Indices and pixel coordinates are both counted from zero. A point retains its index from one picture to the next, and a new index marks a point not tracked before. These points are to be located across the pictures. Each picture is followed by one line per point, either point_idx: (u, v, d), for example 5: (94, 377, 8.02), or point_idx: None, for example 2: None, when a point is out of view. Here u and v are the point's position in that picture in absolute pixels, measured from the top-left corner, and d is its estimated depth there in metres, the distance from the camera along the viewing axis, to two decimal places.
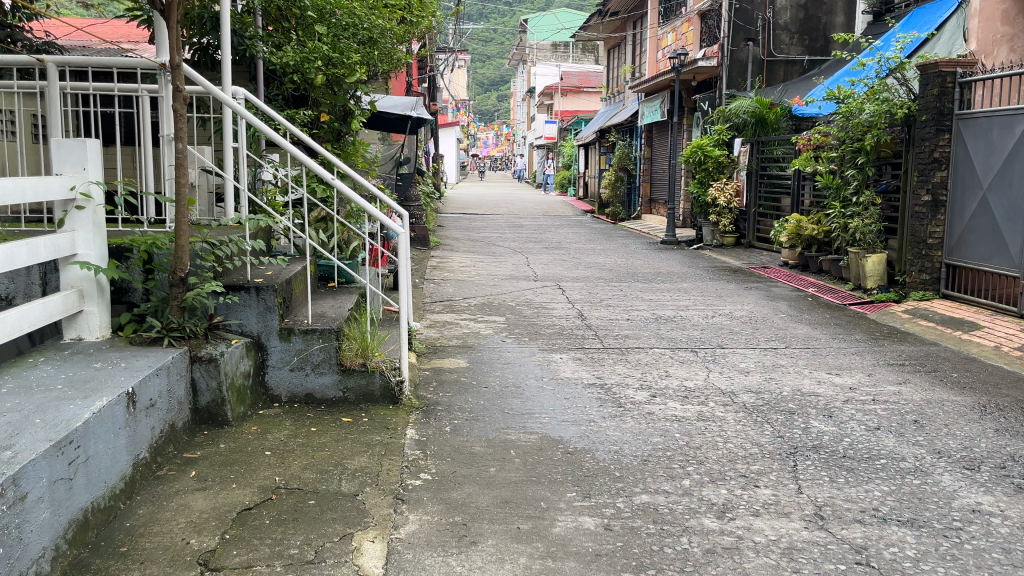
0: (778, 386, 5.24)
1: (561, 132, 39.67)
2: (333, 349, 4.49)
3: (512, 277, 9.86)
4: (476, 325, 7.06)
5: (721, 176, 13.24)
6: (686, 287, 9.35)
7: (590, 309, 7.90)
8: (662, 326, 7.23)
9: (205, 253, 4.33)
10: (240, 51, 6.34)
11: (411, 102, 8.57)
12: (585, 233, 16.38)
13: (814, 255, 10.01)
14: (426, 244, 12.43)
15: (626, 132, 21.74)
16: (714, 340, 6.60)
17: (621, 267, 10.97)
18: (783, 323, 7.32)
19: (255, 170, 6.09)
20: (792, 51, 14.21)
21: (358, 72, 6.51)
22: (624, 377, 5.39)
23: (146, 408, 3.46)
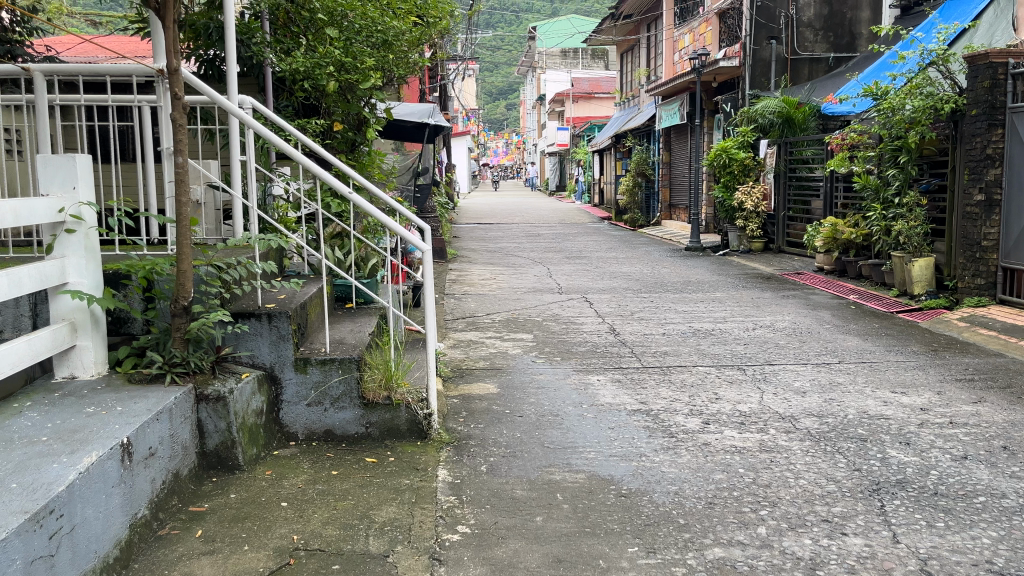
0: (842, 408, 4.76)
1: (573, 138, 39.22)
2: (354, 381, 4.06)
3: (535, 289, 9.42)
4: (503, 343, 6.61)
5: (748, 178, 12.83)
6: (720, 297, 8.87)
7: (622, 324, 7.45)
8: (702, 340, 6.76)
9: (210, 278, 3.91)
10: (248, 60, 6.01)
11: (428, 109, 8.16)
12: (605, 241, 15.93)
13: (853, 259, 9.52)
14: (443, 256, 12.02)
15: (642, 137, 21.29)
16: (761, 356, 6.13)
17: (648, 276, 10.51)
18: (832, 335, 6.84)
19: (265, 184, 5.69)
20: (817, 48, 13.71)
21: (373, 78, 6.03)
22: (671, 402, 4.92)
23: (144, 459, 3.04)
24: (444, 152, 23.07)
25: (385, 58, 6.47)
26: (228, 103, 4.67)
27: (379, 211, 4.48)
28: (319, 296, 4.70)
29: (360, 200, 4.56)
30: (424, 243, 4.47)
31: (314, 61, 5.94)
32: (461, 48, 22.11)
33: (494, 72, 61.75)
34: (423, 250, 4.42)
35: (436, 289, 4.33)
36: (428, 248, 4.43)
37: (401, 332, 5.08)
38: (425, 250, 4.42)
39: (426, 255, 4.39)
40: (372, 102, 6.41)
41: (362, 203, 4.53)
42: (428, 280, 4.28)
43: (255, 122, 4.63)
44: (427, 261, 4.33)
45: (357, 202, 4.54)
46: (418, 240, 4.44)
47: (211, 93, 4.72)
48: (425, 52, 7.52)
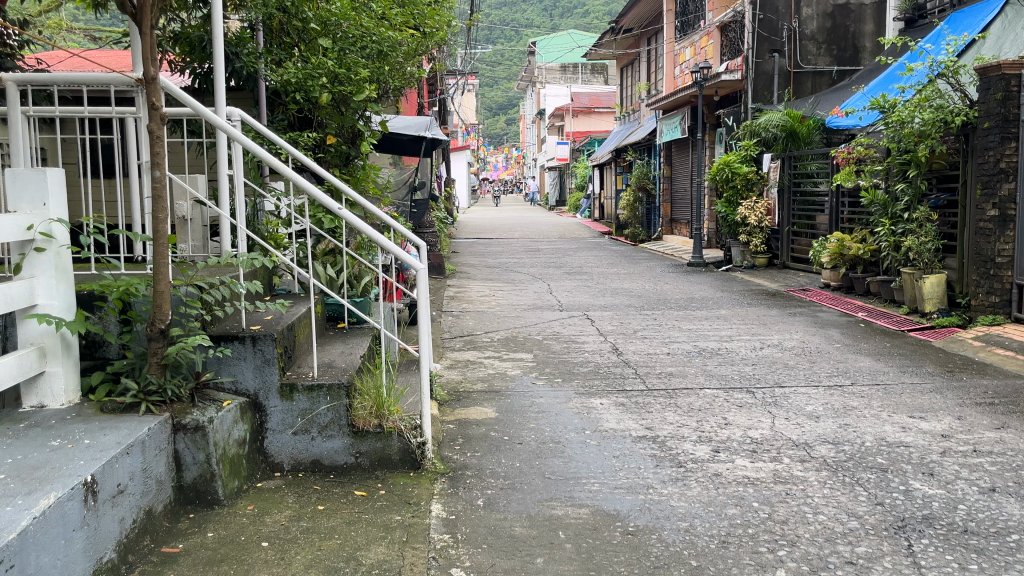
0: (858, 435, 4.52)
1: (572, 153, 39.08)
2: (343, 408, 3.82)
3: (535, 306, 9.20)
4: (503, 364, 6.37)
5: (751, 193, 12.65)
6: (725, 314, 8.65)
7: (624, 343, 7.21)
8: (708, 361, 6.52)
9: (190, 299, 3.69)
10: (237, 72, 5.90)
11: (426, 122, 7.98)
12: (606, 257, 15.72)
13: (860, 275, 9.30)
14: (442, 272, 11.80)
15: (643, 151, 21.13)
16: (770, 377, 5.90)
17: (651, 293, 10.29)
18: (843, 355, 6.61)
19: (255, 199, 5.49)
20: (820, 61, 13.56)
21: (367, 90, 5.83)
22: (678, 428, 4.68)
23: (111, 498, 2.82)
24: (443, 166, 22.91)
25: (380, 70, 6.26)
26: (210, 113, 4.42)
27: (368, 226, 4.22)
28: (308, 317, 4.46)
29: (349, 214, 4.28)
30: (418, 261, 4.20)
31: (306, 73, 5.72)
32: (460, 62, 22.00)
33: (494, 87, 61.82)
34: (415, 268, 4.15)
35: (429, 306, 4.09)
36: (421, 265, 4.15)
37: (395, 353, 4.85)
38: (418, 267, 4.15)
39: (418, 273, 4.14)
40: (366, 115, 6.20)
41: (350, 217, 4.26)
42: (420, 296, 4.04)
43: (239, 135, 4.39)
44: (419, 278, 4.08)
45: (345, 217, 4.27)
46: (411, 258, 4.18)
47: (196, 106, 4.49)
48: (422, 64, 7.31)
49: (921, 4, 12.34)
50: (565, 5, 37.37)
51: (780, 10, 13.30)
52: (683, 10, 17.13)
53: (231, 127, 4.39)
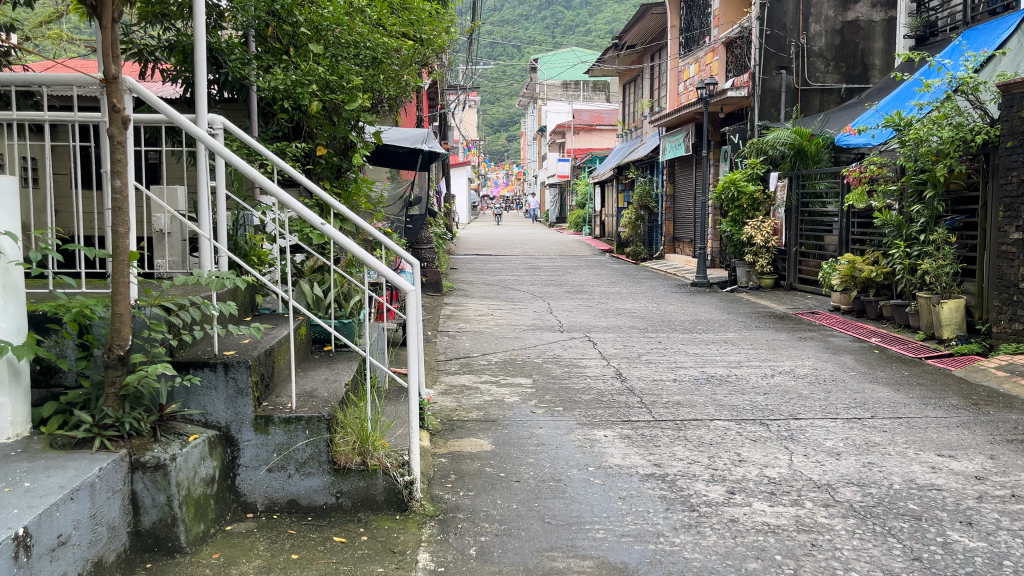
0: (884, 476, 4.17)
1: (573, 170, 38.84)
2: (323, 443, 3.48)
3: (535, 327, 8.84)
4: (500, 390, 6.01)
5: (757, 212, 12.37)
6: (733, 338, 8.30)
7: (628, 368, 6.85)
8: (718, 389, 6.17)
9: (156, 322, 3.35)
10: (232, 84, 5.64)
11: (423, 133, 7.65)
12: (607, 275, 15.38)
13: (872, 299, 8.97)
14: (439, 289, 11.45)
15: (645, 169, 20.84)
16: (785, 408, 5.54)
17: (654, 314, 9.94)
18: (858, 384, 6.26)
19: (237, 213, 5.14)
20: (828, 79, 13.28)
21: (360, 98, 5.51)
22: (688, 465, 4.32)
23: (49, 551, 2.47)
24: (443, 182, 22.62)
25: (375, 79, 5.93)
26: (182, 119, 4.03)
27: (353, 244, 3.77)
28: (290, 341, 4.12)
29: (332, 229, 3.84)
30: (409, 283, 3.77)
31: (296, 80, 5.43)
32: (462, 77, 21.77)
33: (494, 103, 61.79)
34: (407, 290, 3.72)
35: (418, 334, 3.72)
36: (413, 289, 3.73)
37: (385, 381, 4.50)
38: (410, 290, 3.72)
39: (409, 298, 3.72)
40: (361, 126, 5.88)
41: (334, 234, 3.82)
42: (411, 324, 3.68)
43: (213, 142, 3.98)
44: (410, 305, 3.70)
45: (328, 233, 3.82)
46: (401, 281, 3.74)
47: (169, 113, 4.08)
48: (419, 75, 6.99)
49: (932, 22, 12.12)
50: (568, 21, 37.26)
51: (788, 26, 13.03)
52: (687, 27, 16.87)
53: (206, 134, 4.00)
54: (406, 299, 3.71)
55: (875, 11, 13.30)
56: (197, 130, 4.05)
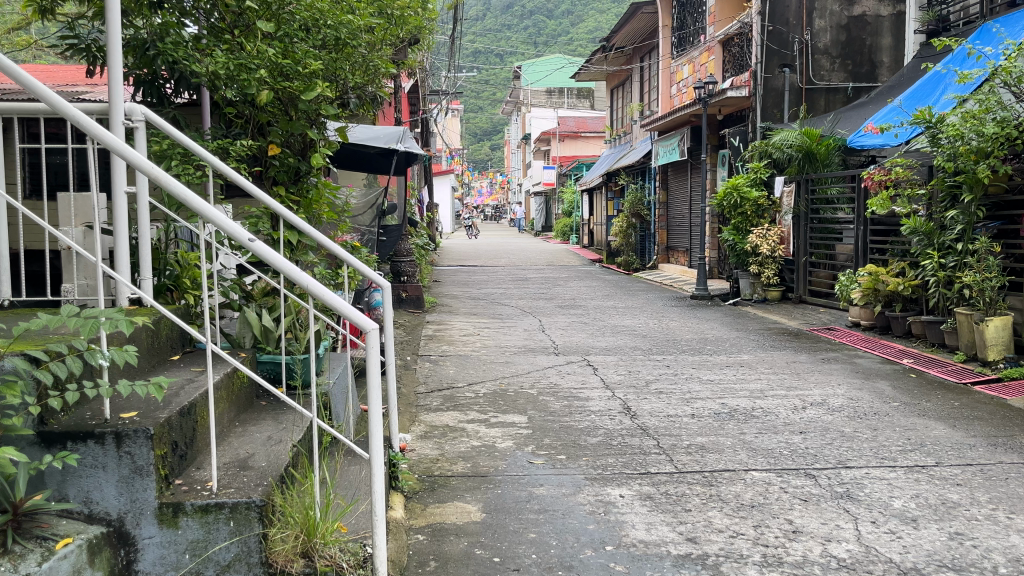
0: (980, 554, 3.29)
1: (560, 178, 37.97)
2: (254, 540, 2.56)
3: (526, 349, 7.93)
4: (490, 432, 5.09)
5: (762, 220, 11.55)
6: (749, 361, 7.43)
7: (637, 400, 5.95)
8: (745, 427, 5.28)
9: (15, 377, 2.43)
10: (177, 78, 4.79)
11: (400, 132, 6.69)
12: (600, 287, 14.49)
13: (899, 314, 8.13)
14: (421, 306, 10.52)
15: (637, 175, 20.00)
16: (831, 453, 4.65)
17: (657, 332, 9.05)
18: (905, 419, 5.37)
19: (169, 223, 4.17)
20: (834, 77, 12.48)
21: (319, 85, 4.55)
22: (732, 540, 3.42)
23: None
24: (426, 190, 21.70)
25: (338, 64, 4.95)
26: (62, 103, 2.85)
27: (294, 268, 2.74)
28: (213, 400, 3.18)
29: (265, 247, 2.77)
30: (370, 320, 2.79)
31: (240, 61, 4.51)
32: (445, 82, 20.95)
33: (478, 112, 60.98)
34: (370, 328, 2.72)
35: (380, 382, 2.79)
36: (378, 326, 2.75)
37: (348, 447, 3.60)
38: (374, 327, 2.74)
39: (371, 340, 2.73)
40: (323, 121, 4.97)
41: (269, 253, 2.76)
42: (372, 371, 2.75)
43: (108, 135, 2.83)
44: (375, 349, 2.73)
45: (259, 251, 2.75)
46: (361, 316, 2.74)
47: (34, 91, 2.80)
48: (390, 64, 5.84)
49: (944, 16, 11.32)
50: (551, 28, 36.45)
51: (791, 22, 12.23)
52: (680, 25, 16.12)
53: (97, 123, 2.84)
54: (368, 338, 2.74)
55: (883, 6, 12.53)
56: (79, 116, 2.83)
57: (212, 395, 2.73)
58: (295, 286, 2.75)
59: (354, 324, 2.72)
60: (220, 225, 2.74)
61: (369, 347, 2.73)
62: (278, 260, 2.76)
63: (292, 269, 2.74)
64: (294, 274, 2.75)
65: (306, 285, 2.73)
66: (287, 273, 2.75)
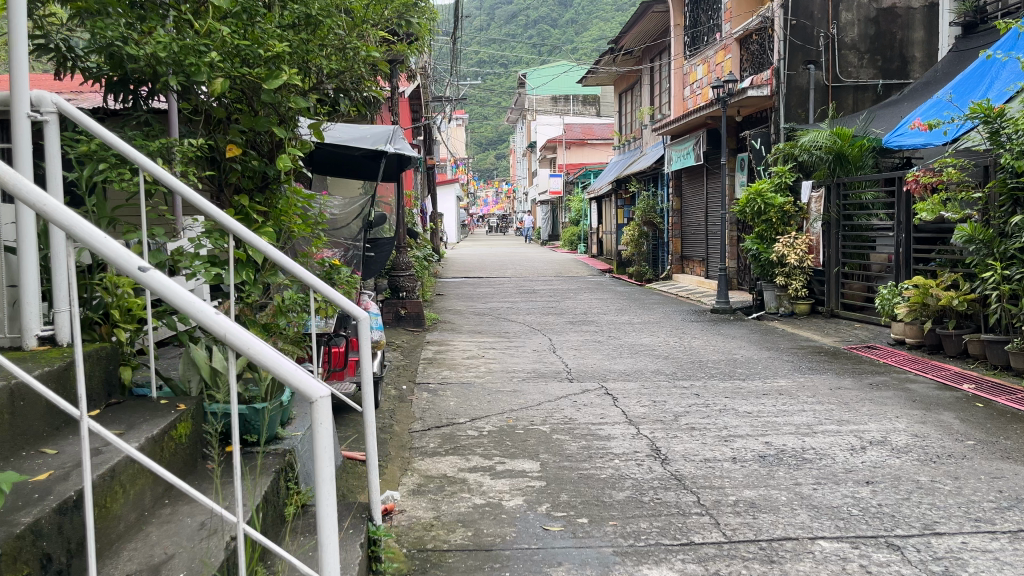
0: None
1: (568, 186, 37.16)
2: None
3: (536, 374, 7.11)
4: (497, 485, 4.27)
5: (789, 227, 10.69)
6: (787, 387, 6.59)
7: (665, 439, 5.13)
8: (799, 474, 4.45)
9: None
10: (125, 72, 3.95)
11: (388, 131, 5.87)
12: (611, 300, 13.66)
13: (951, 332, 7.29)
14: (421, 324, 9.70)
15: (648, 181, 19.15)
16: (913, 514, 3.82)
17: (680, 353, 8.22)
18: (988, 464, 4.55)
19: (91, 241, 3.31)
20: (862, 74, 11.65)
21: (285, 73, 3.74)
22: None
23: None
24: (429, 200, 20.91)
25: (309, 47, 4.13)
26: None
27: (205, 308, 1.88)
28: (118, 483, 2.42)
29: (162, 276, 1.88)
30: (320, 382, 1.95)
31: (189, 43, 3.65)
32: (448, 88, 20.17)
33: (483, 120, 60.26)
34: (319, 394, 1.89)
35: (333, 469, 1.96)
36: (329, 391, 1.92)
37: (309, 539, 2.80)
38: (325, 394, 1.91)
39: (319, 413, 1.90)
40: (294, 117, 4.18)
41: (169, 286, 1.87)
42: (319, 459, 1.91)
43: None
44: (323, 422, 1.90)
45: (151, 283, 1.86)
46: (305, 377, 1.91)
47: None
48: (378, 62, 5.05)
49: (982, 6, 10.53)
50: (556, 35, 35.62)
51: (816, 15, 11.42)
52: (693, 23, 15.36)
53: None
54: (313, 407, 1.90)
55: None
56: None
57: (89, 498, 1.83)
58: (209, 334, 1.89)
59: (296, 390, 1.89)
60: (96, 246, 1.85)
61: (316, 422, 1.90)
62: (182, 296, 1.89)
63: (203, 312, 1.88)
64: (205, 315, 1.88)
65: (223, 332, 1.87)
66: (196, 316, 1.88)
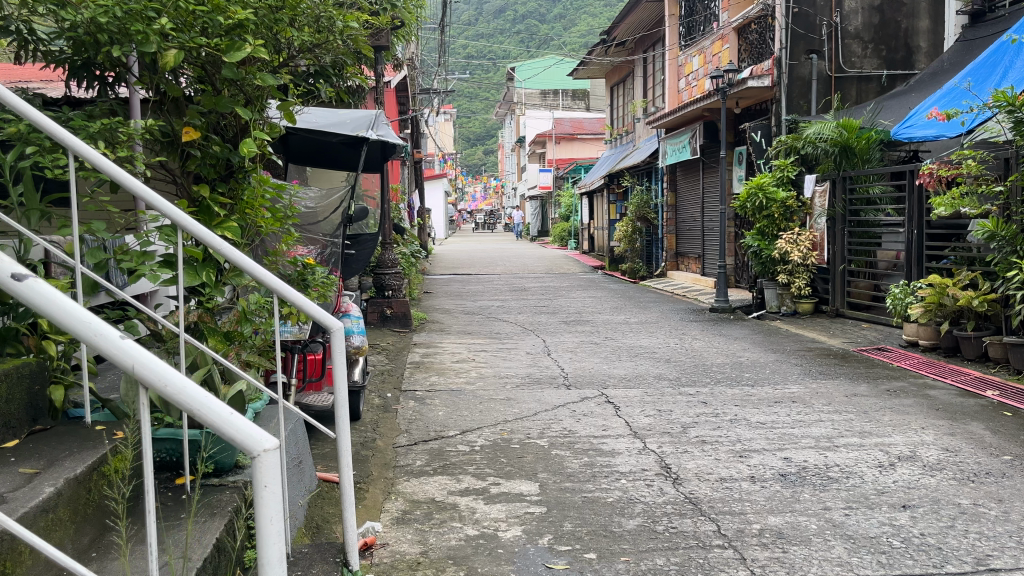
0: None
1: (557, 181, 36.66)
2: None
3: (530, 380, 6.65)
4: (491, 511, 3.80)
5: (791, 223, 10.24)
6: (800, 394, 6.15)
7: (674, 455, 4.67)
8: (827, 497, 4.01)
9: None
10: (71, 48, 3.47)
11: (370, 116, 5.39)
12: (605, 298, 13.20)
13: (970, 334, 6.88)
14: (408, 325, 9.22)
15: (641, 175, 18.71)
16: (961, 546, 3.38)
17: (682, 355, 7.77)
18: None
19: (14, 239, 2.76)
20: (866, 64, 11.24)
21: (249, 46, 3.25)
22: None
23: None
24: (417, 195, 20.36)
25: (278, 19, 3.65)
26: None
27: (109, 335, 1.51)
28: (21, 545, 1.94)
29: (44, 289, 1.55)
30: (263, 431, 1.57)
31: (136, 6, 3.16)
32: (436, 81, 19.63)
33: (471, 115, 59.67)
34: (265, 446, 1.51)
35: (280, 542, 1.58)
36: (275, 443, 1.54)
37: None
38: (270, 447, 1.52)
39: (263, 471, 1.52)
40: (262, 97, 3.71)
41: (55, 303, 1.53)
42: (262, 528, 1.54)
43: None
44: (266, 481, 1.52)
45: (31, 299, 1.53)
46: (245, 425, 1.52)
47: None
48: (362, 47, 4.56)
49: None
50: (545, 29, 34.92)
51: (818, 3, 10.98)
52: (689, 13, 14.91)
53: None
54: (254, 465, 1.51)
55: None
56: None
57: None
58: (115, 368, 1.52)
59: (233, 441, 1.50)
60: None
61: (259, 482, 1.52)
62: (73, 313, 1.54)
63: (108, 336, 1.51)
64: (109, 341, 1.51)
65: (131, 364, 1.50)
66: (95, 345, 1.51)
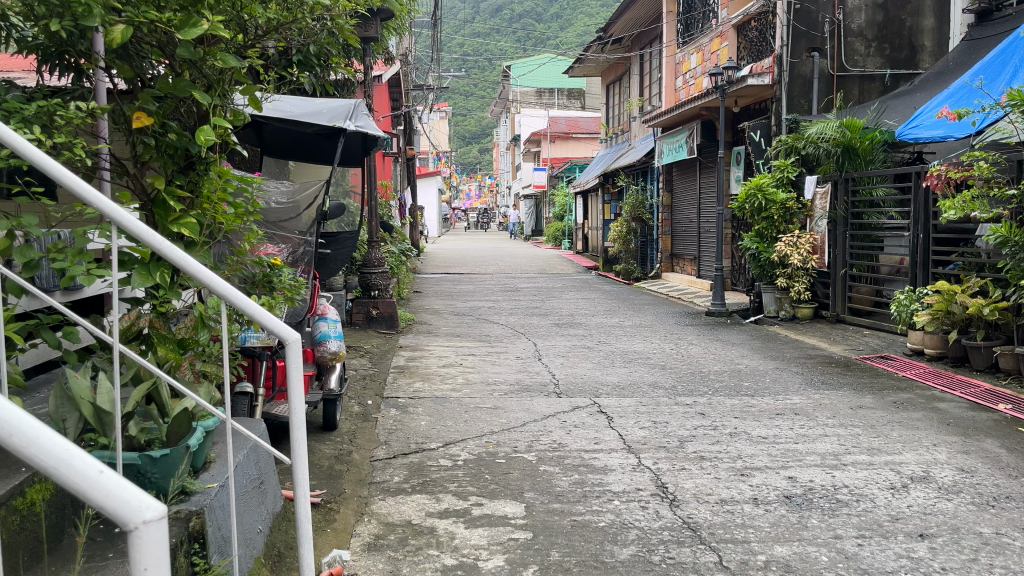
0: None
1: (552, 180, 36.28)
2: None
3: (520, 387, 6.33)
4: (471, 537, 3.47)
5: (791, 225, 9.90)
6: (803, 405, 5.84)
7: (670, 472, 4.36)
8: (837, 523, 3.70)
9: None
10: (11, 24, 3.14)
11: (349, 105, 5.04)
12: (599, 300, 12.89)
13: (979, 343, 6.59)
14: (394, 327, 8.89)
15: (637, 175, 18.39)
16: None
17: (679, 362, 7.46)
18: None
19: None
20: (869, 63, 10.95)
21: (204, 22, 2.91)
22: None
23: None
24: (410, 192, 20.01)
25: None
26: None
27: None
28: None
29: None
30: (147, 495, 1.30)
31: None
32: (429, 76, 19.26)
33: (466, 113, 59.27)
34: (145, 519, 1.25)
35: None
36: (162, 512, 1.28)
37: None
38: (154, 517, 1.27)
39: (145, 548, 1.26)
40: (226, 82, 3.38)
41: None
42: None
43: None
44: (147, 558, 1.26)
45: None
46: (124, 490, 1.26)
47: None
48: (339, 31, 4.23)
49: None
50: (541, 28, 34.49)
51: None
52: (687, 10, 14.61)
53: None
54: (134, 538, 1.25)
55: None
56: None
57: None
58: None
59: (105, 510, 1.23)
60: None
61: (139, 562, 1.26)
62: None
63: None
64: None
65: None
66: None
